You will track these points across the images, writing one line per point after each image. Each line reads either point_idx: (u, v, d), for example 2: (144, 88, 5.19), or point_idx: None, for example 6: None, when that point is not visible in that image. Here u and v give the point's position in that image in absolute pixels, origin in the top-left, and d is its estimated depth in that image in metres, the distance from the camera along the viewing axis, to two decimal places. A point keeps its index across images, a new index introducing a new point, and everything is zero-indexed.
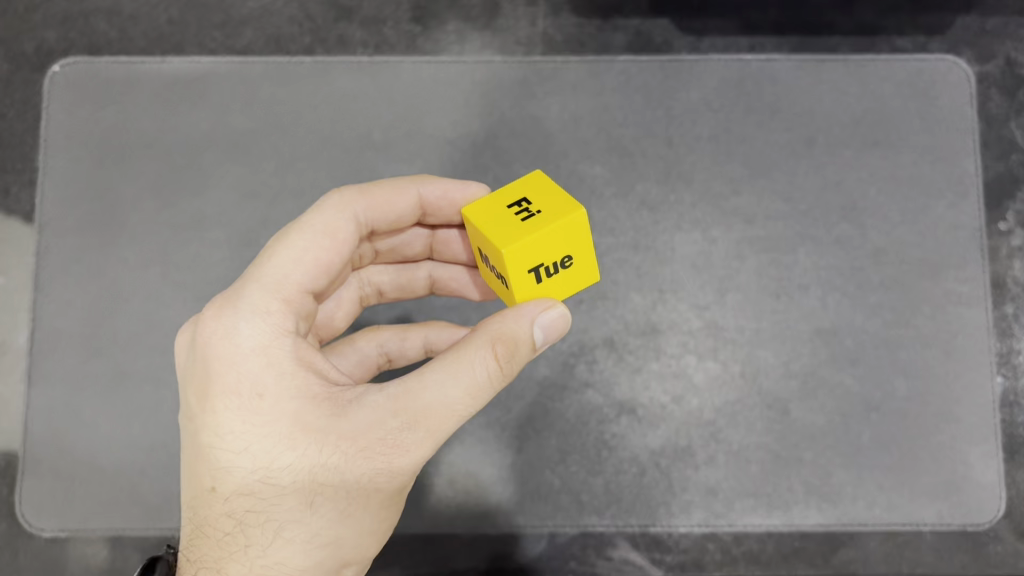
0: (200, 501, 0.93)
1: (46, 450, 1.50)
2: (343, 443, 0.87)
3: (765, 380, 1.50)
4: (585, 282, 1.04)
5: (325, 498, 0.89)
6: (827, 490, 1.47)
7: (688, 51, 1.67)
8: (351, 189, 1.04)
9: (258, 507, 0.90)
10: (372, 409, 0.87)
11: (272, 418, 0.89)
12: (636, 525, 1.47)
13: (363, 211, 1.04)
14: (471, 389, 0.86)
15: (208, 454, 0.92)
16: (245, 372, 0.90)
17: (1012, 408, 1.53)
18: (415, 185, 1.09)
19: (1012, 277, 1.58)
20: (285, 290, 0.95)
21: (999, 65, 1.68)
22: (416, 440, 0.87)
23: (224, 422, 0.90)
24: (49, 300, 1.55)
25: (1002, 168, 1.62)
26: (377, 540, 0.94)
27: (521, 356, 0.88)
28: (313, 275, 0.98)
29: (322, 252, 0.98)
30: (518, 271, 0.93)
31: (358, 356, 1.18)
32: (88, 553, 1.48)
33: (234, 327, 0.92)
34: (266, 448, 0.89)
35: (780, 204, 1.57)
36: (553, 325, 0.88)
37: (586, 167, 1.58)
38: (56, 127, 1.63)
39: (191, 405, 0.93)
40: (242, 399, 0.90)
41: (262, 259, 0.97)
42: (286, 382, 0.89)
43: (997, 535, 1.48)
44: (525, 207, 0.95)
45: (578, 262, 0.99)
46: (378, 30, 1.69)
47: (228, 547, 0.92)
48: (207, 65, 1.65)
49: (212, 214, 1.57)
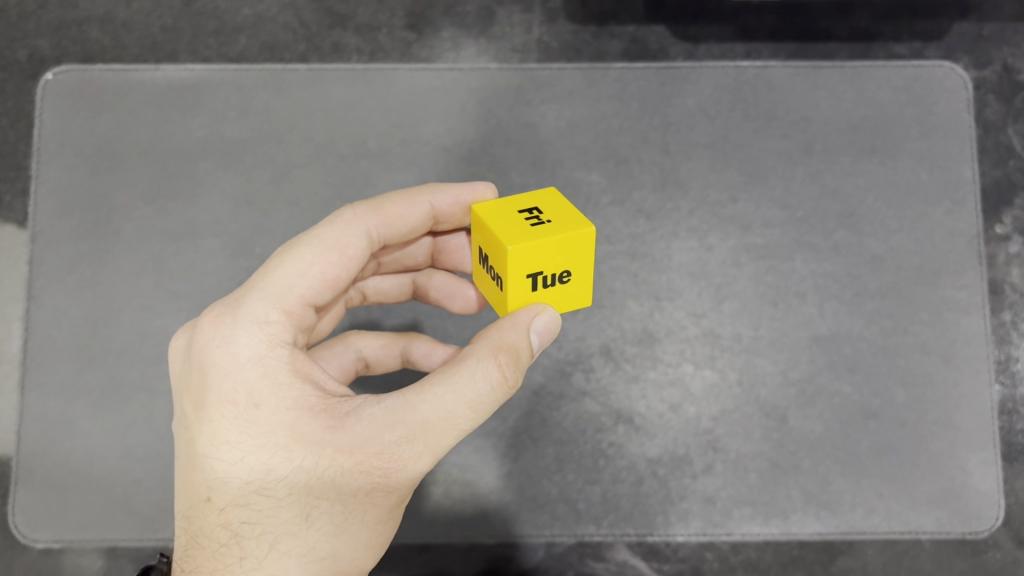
0: (195, 511, 0.92)
1: (40, 460, 1.48)
2: (341, 456, 0.86)
3: (763, 388, 1.50)
4: (574, 304, 1.03)
5: (322, 510, 0.88)
6: (825, 498, 1.46)
7: (684, 57, 1.67)
8: (364, 204, 1.03)
9: (254, 519, 0.89)
10: (369, 422, 0.86)
11: (269, 429, 0.87)
12: (634, 534, 1.46)
13: (375, 227, 1.03)
14: (471, 404, 0.86)
15: (203, 464, 0.90)
16: (241, 381, 0.89)
17: (1011, 415, 1.52)
18: (427, 196, 1.08)
19: (1010, 284, 1.57)
20: (288, 301, 0.93)
21: (996, 70, 1.68)
22: (413, 454, 0.86)
23: (219, 432, 0.89)
24: (42, 309, 1.54)
25: (1000, 174, 1.61)
26: (373, 552, 0.94)
27: (520, 367, 0.90)
28: (318, 288, 0.96)
29: (328, 267, 0.97)
30: (519, 275, 0.93)
31: (337, 359, 1.18)
32: (81, 565, 1.47)
33: (232, 336, 0.90)
34: (262, 460, 0.87)
35: (777, 211, 1.57)
36: (545, 328, 0.94)
37: (582, 174, 1.57)
38: (50, 136, 1.61)
39: (187, 413, 0.92)
40: (238, 409, 0.88)
41: (267, 270, 0.95)
42: (283, 393, 0.88)
43: (997, 543, 1.47)
44: (536, 215, 0.96)
45: (575, 280, 0.98)
46: (373, 37, 1.69)
47: (223, 559, 0.91)
48: (201, 73, 1.64)
49: (206, 221, 1.56)
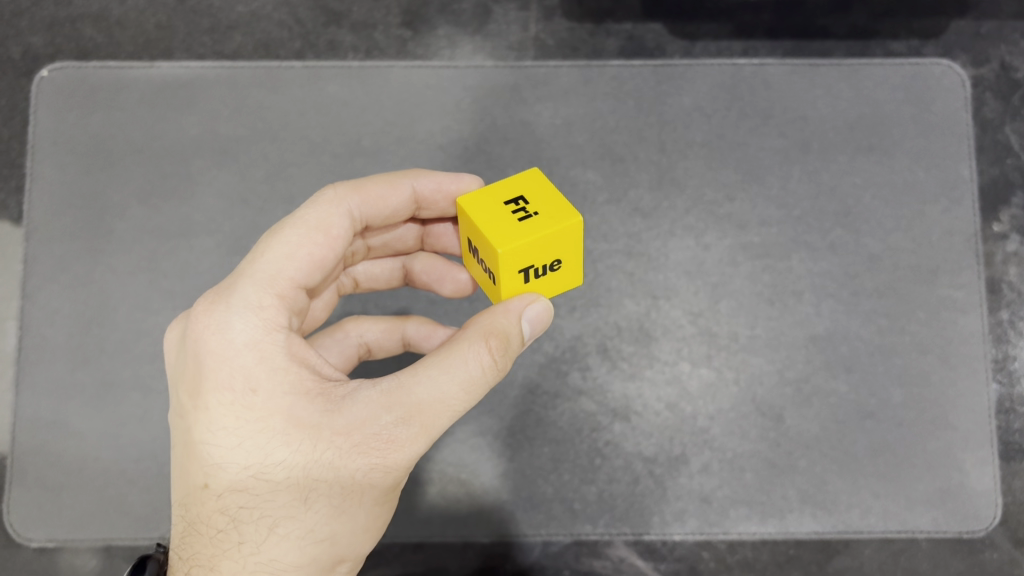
0: (191, 499, 0.91)
1: (34, 460, 1.48)
2: (338, 438, 0.86)
3: (759, 388, 1.49)
4: (565, 285, 1.04)
5: (320, 494, 0.88)
6: (821, 498, 1.46)
7: (681, 55, 1.66)
8: (345, 185, 1.04)
9: (253, 504, 0.89)
10: (365, 404, 0.86)
11: (266, 413, 0.87)
12: (630, 533, 1.45)
13: (357, 207, 1.03)
14: (465, 384, 0.87)
15: (199, 451, 0.89)
16: (237, 367, 0.89)
17: (1008, 415, 1.51)
18: (409, 180, 1.08)
19: (1007, 283, 1.56)
20: (279, 285, 0.94)
21: (994, 69, 1.67)
22: (410, 435, 0.86)
23: (216, 418, 0.89)
24: (37, 308, 1.53)
25: (997, 172, 1.61)
26: (371, 537, 0.93)
27: (513, 350, 0.90)
28: (306, 270, 0.96)
29: (315, 248, 0.97)
30: (509, 272, 0.93)
31: (338, 346, 1.18)
32: (76, 564, 1.46)
33: (227, 322, 0.90)
34: (259, 444, 0.87)
35: (774, 210, 1.56)
36: (537, 318, 0.93)
37: (579, 173, 1.57)
38: (43, 133, 1.61)
39: (183, 402, 0.92)
40: (234, 394, 0.88)
41: (256, 254, 0.95)
42: (279, 378, 0.88)
43: (993, 542, 1.47)
44: (522, 206, 0.94)
45: (564, 267, 0.99)
46: (369, 35, 1.68)
47: (222, 545, 0.90)
48: (196, 70, 1.64)
49: (200, 220, 1.55)
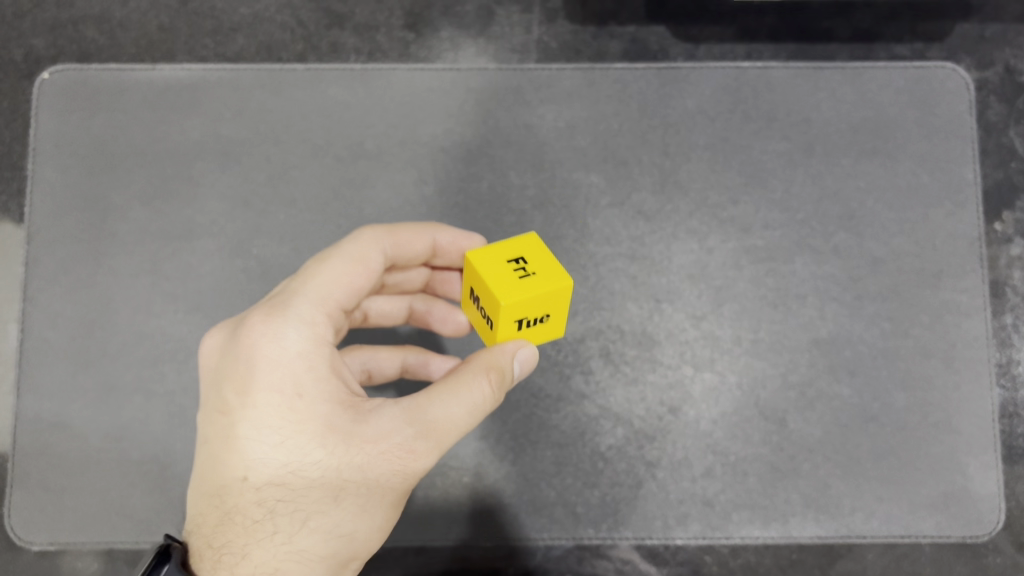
0: (228, 490, 0.92)
1: (35, 463, 1.48)
2: (367, 446, 0.89)
3: (763, 391, 1.49)
4: (553, 334, 1.05)
5: (350, 496, 0.90)
6: (824, 503, 1.45)
7: (685, 58, 1.66)
8: (381, 226, 1.07)
9: (289, 498, 0.91)
10: (392, 416, 0.89)
11: (307, 416, 0.90)
12: (632, 537, 1.45)
13: (390, 248, 1.06)
14: (474, 410, 0.90)
15: (240, 445, 0.91)
16: (287, 371, 0.92)
17: (1011, 419, 1.51)
18: (433, 232, 1.12)
19: (1012, 286, 1.56)
20: (328, 305, 0.97)
21: (998, 72, 1.66)
22: (429, 449, 0.89)
23: (259, 415, 0.90)
24: (38, 311, 1.53)
25: (1001, 175, 1.60)
26: (385, 540, 0.95)
27: (506, 387, 0.95)
28: (350, 295, 1.00)
29: (356, 277, 1.01)
30: (505, 323, 0.94)
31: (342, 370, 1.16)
32: (77, 567, 1.46)
33: (281, 330, 0.93)
34: (298, 444, 0.89)
35: (777, 213, 1.56)
36: (525, 360, 0.97)
37: (581, 176, 1.56)
38: (45, 135, 1.60)
39: (226, 398, 0.93)
40: (280, 395, 0.90)
41: (306, 274, 0.99)
42: (322, 386, 0.91)
43: (996, 547, 1.47)
44: (523, 265, 0.95)
45: (553, 321, 1.00)
46: (372, 38, 1.67)
47: (255, 535, 0.92)
48: (198, 72, 1.62)
49: (202, 222, 1.55)
